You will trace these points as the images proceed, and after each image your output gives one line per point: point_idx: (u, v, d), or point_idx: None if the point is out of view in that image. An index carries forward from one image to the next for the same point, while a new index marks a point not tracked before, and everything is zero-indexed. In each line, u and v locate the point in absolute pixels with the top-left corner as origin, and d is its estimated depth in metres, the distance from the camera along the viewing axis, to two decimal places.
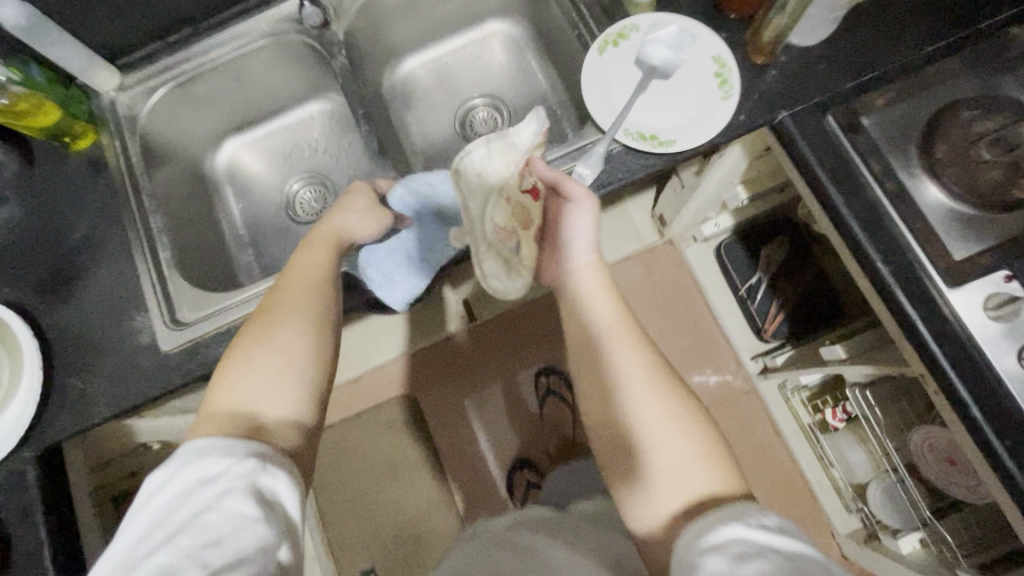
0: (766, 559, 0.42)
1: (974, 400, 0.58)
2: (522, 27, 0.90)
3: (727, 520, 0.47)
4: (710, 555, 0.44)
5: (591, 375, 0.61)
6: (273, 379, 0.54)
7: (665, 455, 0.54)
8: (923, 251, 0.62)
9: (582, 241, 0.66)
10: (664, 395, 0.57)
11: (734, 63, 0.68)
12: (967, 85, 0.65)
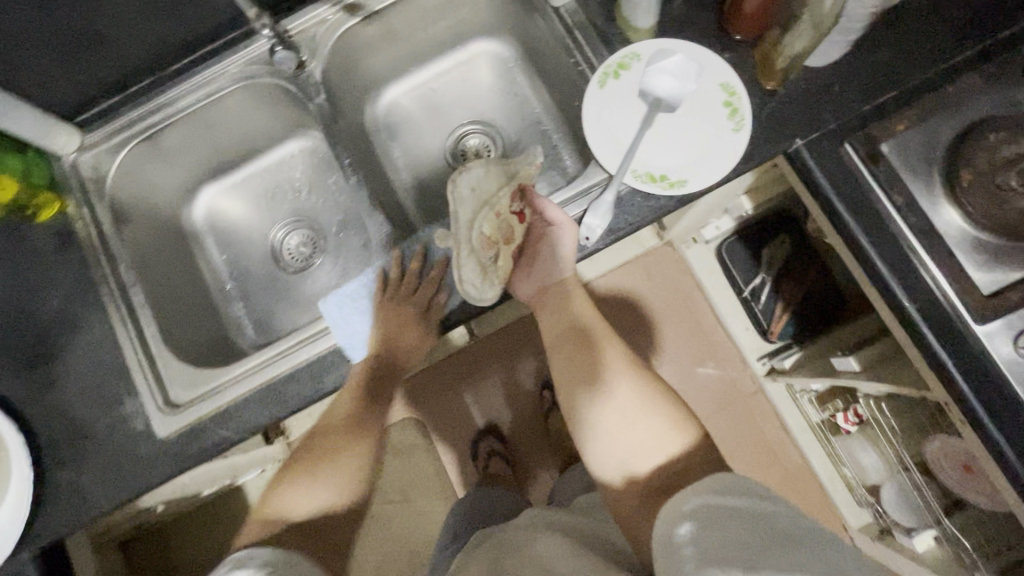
0: (738, 526, 0.44)
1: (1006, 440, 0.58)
2: (509, 46, 0.83)
3: (698, 486, 0.48)
4: (681, 524, 0.45)
5: (567, 360, 0.63)
6: (316, 498, 0.62)
7: (639, 436, 0.57)
8: (950, 286, 0.60)
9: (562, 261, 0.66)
10: (642, 380, 0.60)
11: (744, 91, 0.65)
12: (990, 105, 0.62)
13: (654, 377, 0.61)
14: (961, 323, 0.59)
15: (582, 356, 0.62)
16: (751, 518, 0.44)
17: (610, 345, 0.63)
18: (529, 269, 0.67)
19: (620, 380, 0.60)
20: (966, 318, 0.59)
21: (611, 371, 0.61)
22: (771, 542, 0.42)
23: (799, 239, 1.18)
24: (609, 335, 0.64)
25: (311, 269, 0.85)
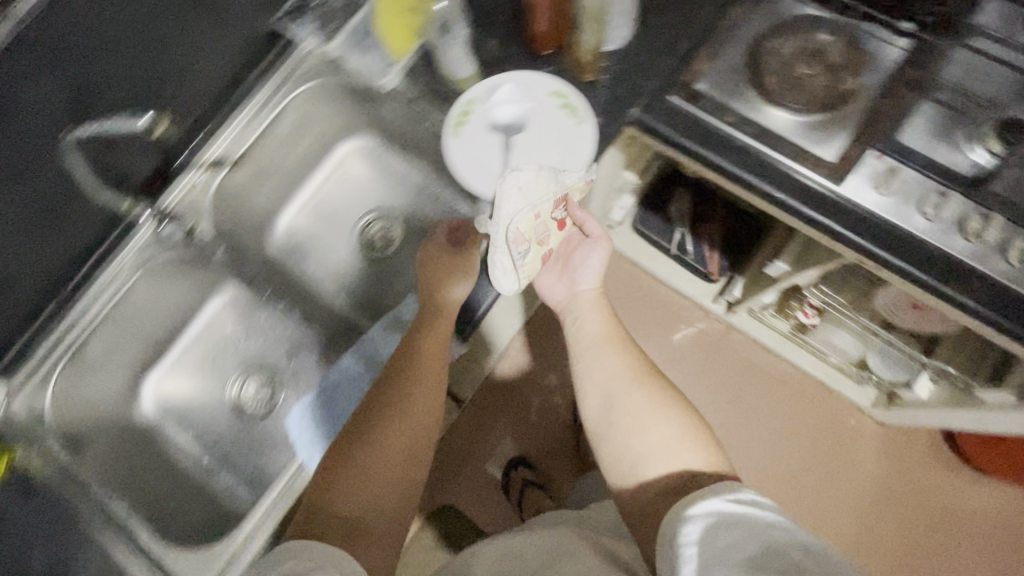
0: (739, 531, 0.55)
1: (915, 265, 0.65)
2: (369, 136, 0.90)
3: (708, 495, 0.60)
4: (691, 524, 0.58)
5: (581, 368, 0.79)
6: (377, 481, 0.63)
7: (649, 439, 0.70)
8: (805, 167, 0.69)
9: (586, 273, 0.84)
10: (649, 388, 0.74)
11: (572, 90, 0.73)
12: (760, 21, 0.73)
13: (660, 384, 0.75)
14: (828, 192, 0.68)
15: (600, 374, 0.77)
16: (753, 526, 0.55)
17: (617, 360, 0.77)
18: (563, 278, 0.85)
19: (630, 385, 0.74)
20: (828, 185, 0.68)
21: (620, 382, 0.75)
22: (767, 547, 0.53)
23: (694, 186, 1.27)
24: (617, 351, 0.79)
25: (278, 406, 0.87)
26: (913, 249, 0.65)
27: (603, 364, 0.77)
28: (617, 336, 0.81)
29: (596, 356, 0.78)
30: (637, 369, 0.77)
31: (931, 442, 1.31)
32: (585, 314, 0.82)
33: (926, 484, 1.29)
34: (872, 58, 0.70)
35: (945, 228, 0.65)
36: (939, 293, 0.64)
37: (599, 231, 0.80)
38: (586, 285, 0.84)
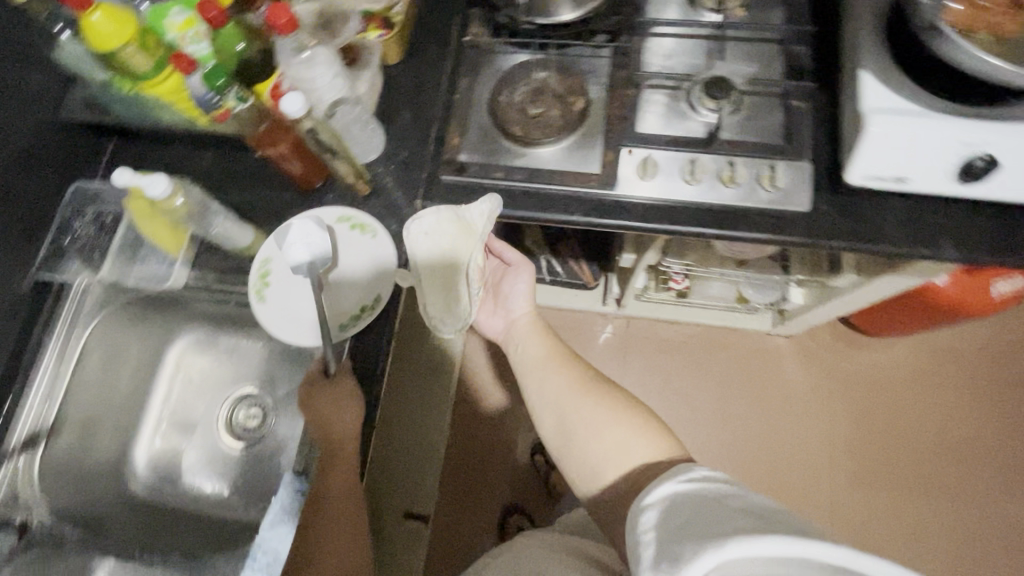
0: (693, 508, 0.53)
1: (703, 225, 0.72)
2: (192, 329, 0.84)
3: (663, 480, 0.58)
4: (649, 510, 0.55)
5: (530, 389, 0.80)
6: None
7: (607, 442, 0.70)
8: (580, 184, 0.74)
9: (517, 299, 0.85)
10: (595, 397, 0.74)
11: (354, 209, 0.74)
12: (486, 83, 0.80)
13: (606, 389, 0.75)
14: (607, 198, 0.73)
15: (547, 397, 0.77)
16: (705, 502, 0.53)
17: (559, 375, 0.78)
18: (496, 309, 0.87)
19: (576, 397, 0.75)
20: (606, 192, 0.73)
21: (565, 398, 0.75)
22: (723, 514, 0.51)
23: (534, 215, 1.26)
24: (559, 366, 0.79)
25: None
26: (692, 214, 0.72)
27: (549, 380, 0.78)
28: (556, 352, 0.81)
29: (541, 380, 0.79)
30: (583, 378, 0.77)
31: (834, 332, 1.42)
32: (522, 338, 0.84)
33: (848, 371, 1.39)
34: (585, 75, 0.78)
35: (708, 186, 0.72)
36: (733, 238, 0.71)
37: (519, 260, 0.84)
38: (521, 310, 0.85)
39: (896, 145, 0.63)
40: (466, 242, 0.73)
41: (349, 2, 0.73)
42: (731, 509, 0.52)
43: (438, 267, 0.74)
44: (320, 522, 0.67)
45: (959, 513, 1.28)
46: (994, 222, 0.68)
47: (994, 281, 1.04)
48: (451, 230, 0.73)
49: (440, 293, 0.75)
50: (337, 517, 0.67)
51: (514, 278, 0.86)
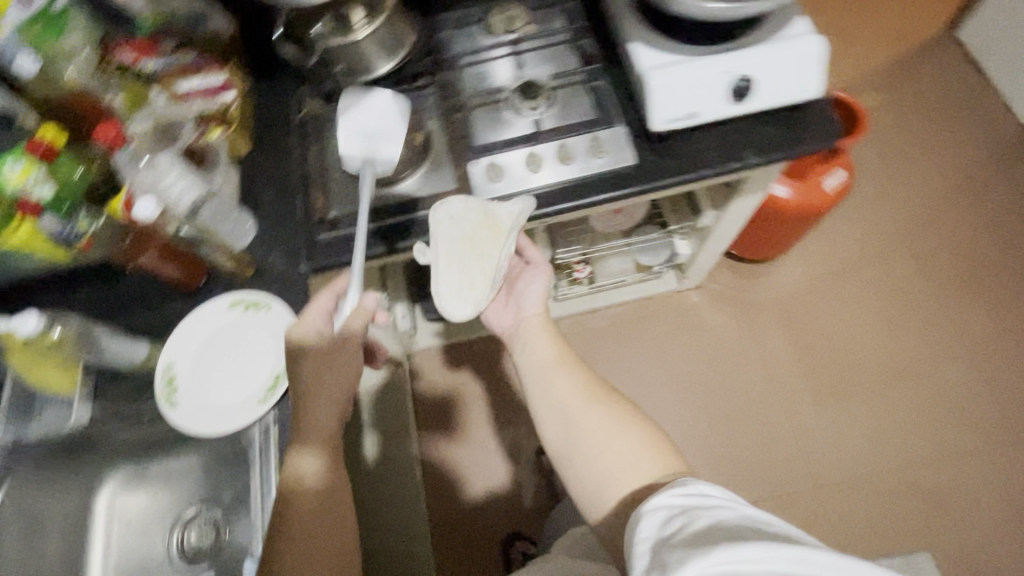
0: (688, 520, 0.54)
1: (556, 202, 0.81)
2: (116, 469, 0.82)
3: (660, 493, 0.59)
4: (645, 520, 0.57)
5: (536, 393, 0.81)
6: None
7: (614, 451, 0.72)
8: (444, 205, 0.82)
9: (531, 298, 0.89)
10: (602, 408, 0.76)
11: (241, 291, 0.76)
12: (336, 145, 0.87)
13: (612, 399, 0.77)
14: None
15: (557, 406, 0.78)
16: (697, 516, 0.54)
17: (569, 382, 0.80)
18: (508, 306, 0.91)
19: (583, 405, 0.77)
20: None
21: (574, 405, 0.77)
22: (715, 526, 0.51)
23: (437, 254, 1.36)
24: (571, 372, 0.81)
25: None
26: (546, 198, 0.82)
27: (557, 385, 0.80)
28: (567, 359, 0.83)
29: (551, 380, 0.80)
30: (589, 388, 0.79)
31: (731, 271, 1.58)
32: (533, 341, 0.85)
33: (752, 301, 1.56)
34: (417, 110, 0.86)
35: (550, 172, 0.82)
36: (584, 205, 0.81)
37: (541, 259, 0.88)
38: (533, 311, 0.88)
39: (683, 95, 0.78)
40: (488, 234, 0.75)
41: (181, 112, 0.78)
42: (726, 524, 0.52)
43: (460, 248, 0.75)
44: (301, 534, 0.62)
45: (879, 394, 1.47)
46: (778, 126, 0.82)
47: (823, 177, 1.22)
48: (480, 223, 0.76)
49: (455, 276, 0.74)
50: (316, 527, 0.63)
51: (531, 278, 0.90)
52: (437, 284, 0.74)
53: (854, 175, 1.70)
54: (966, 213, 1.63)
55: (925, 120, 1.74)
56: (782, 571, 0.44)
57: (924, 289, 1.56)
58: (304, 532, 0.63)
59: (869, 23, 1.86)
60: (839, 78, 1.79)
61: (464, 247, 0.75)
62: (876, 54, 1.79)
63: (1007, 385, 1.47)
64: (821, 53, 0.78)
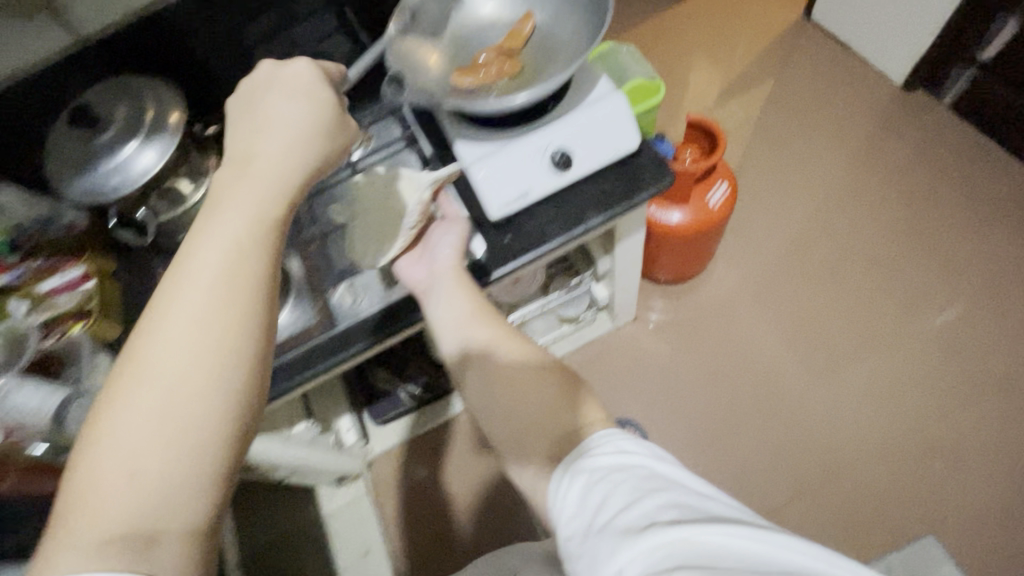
0: (611, 485, 0.51)
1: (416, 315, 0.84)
2: None
3: (583, 450, 0.55)
4: (570, 488, 0.53)
5: (449, 344, 0.73)
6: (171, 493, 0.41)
7: (525, 412, 0.62)
8: (310, 337, 0.83)
9: (443, 250, 0.79)
10: (512, 352, 0.68)
11: None
12: None
13: (527, 343, 0.69)
14: (334, 334, 0.83)
15: (471, 356, 0.69)
16: (621, 480, 0.51)
17: (482, 331, 0.71)
18: (421, 257, 0.80)
19: (496, 350, 0.68)
20: (330, 330, 0.83)
21: (488, 354, 0.68)
22: (642, 496, 0.49)
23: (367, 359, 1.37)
24: (486, 322, 0.72)
25: None
26: (408, 306, 0.83)
27: (473, 336, 0.71)
28: (480, 307, 0.74)
29: (467, 326, 0.72)
30: (506, 335, 0.70)
31: (662, 296, 1.60)
32: (444, 291, 0.76)
33: (690, 321, 1.57)
34: None
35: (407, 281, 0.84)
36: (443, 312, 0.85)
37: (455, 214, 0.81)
38: (446, 259, 0.78)
39: (512, 183, 0.80)
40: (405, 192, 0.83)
41: (30, 319, 0.82)
42: (653, 487, 0.49)
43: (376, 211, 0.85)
44: (181, 332, 0.45)
45: (838, 381, 1.46)
46: (613, 181, 0.84)
47: (708, 195, 1.24)
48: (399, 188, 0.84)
49: (365, 230, 0.85)
50: (196, 331, 0.45)
51: (445, 231, 0.81)
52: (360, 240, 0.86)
53: (754, 175, 1.75)
54: (869, 183, 1.68)
55: (806, 108, 1.82)
56: (716, 546, 0.43)
57: (850, 266, 1.58)
58: (182, 332, 0.45)
59: (729, 37, 1.99)
60: (716, 92, 1.90)
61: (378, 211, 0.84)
62: (735, 66, 1.93)
63: (959, 338, 1.46)
64: (624, 108, 0.81)
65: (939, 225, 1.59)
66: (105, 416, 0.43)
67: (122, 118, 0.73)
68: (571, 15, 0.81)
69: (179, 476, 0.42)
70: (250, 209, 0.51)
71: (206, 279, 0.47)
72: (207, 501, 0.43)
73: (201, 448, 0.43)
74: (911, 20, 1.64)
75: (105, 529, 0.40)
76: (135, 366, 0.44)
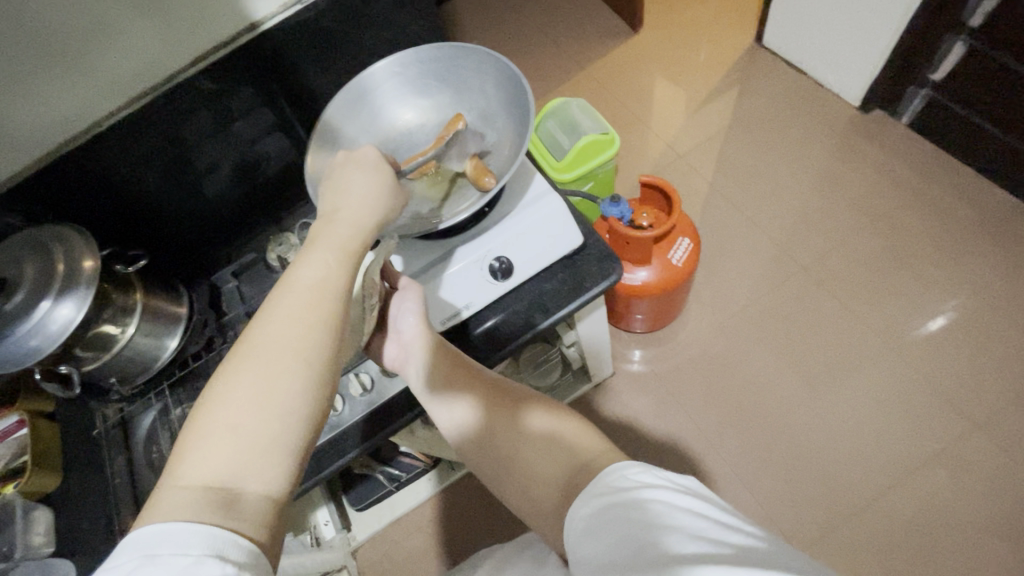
0: (624, 520, 0.50)
1: (366, 439, 0.80)
2: None
3: (595, 487, 0.55)
4: (583, 529, 0.53)
5: (437, 416, 0.70)
6: (255, 456, 0.46)
7: (529, 459, 0.63)
8: None
9: (402, 322, 0.72)
10: (504, 410, 0.67)
11: None
12: (134, 442, 0.83)
13: (513, 400, 0.68)
14: None
15: (465, 425, 0.68)
16: (634, 514, 0.50)
17: (469, 402, 0.68)
18: (389, 335, 0.74)
19: (489, 414, 0.67)
20: None
21: (482, 423, 0.67)
22: (656, 531, 0.48)
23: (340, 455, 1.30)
24: (470, 387, 0.69)
25: None
26: (360, 433, 0.81)
27: (460, 407, 0.68)
28: (458, 370, 0.71)
29: (440, 392, 0.69)
30: (490, 395, 0.69)
31: (639, 346, 1.57)
32: (416, 363, 0.71)
33: (670, 368, 1.54)
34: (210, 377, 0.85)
35: (353, 410, 0.81)
36: (397, 428, 0.81)
37: (406, 281, 0.73)
38: (406, 333, 0.72)
39: (460, 293, 0.77)
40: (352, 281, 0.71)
41: None
42: (669, 521, 0.49)
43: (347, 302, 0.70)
44: (285, 323, 0.51)
45: (822, 422, 1.43)
46: (559, 278, 0.81)
47: (669, 253, 1.21)
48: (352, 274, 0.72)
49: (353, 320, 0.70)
50: (296, 320, 0.51)
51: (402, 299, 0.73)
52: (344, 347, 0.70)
53: (722, 208, 1.72)
54: (836, 208, 1.66)
55: (767, 134, 1.81)
56: None
57: (826, 298, 1.56)
58: (290, 308, 0.52)
59: (684, 67, 1.99)
60: (675, 125, 1.89)
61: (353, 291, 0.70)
62: (691, 101, 1.92)
63: (939, 361, 1.45)
64: (559, 209, 0.79)
65: (909, 248, 1.58)
66: (219, 378, 0.49)
67: (33, 276, 0.69)
68: (499, 116, 0.77)
69: (266, 443, 0.47)
70: (328, 239, 0.57)
71: (304, 281, 0.54)
72: (285, 473, 0.47)
73: (286, 421, 0.48)
74: (859, 47, 1.64)
75: (203, 478, 0.44)
76: (244, 344, 0.50)
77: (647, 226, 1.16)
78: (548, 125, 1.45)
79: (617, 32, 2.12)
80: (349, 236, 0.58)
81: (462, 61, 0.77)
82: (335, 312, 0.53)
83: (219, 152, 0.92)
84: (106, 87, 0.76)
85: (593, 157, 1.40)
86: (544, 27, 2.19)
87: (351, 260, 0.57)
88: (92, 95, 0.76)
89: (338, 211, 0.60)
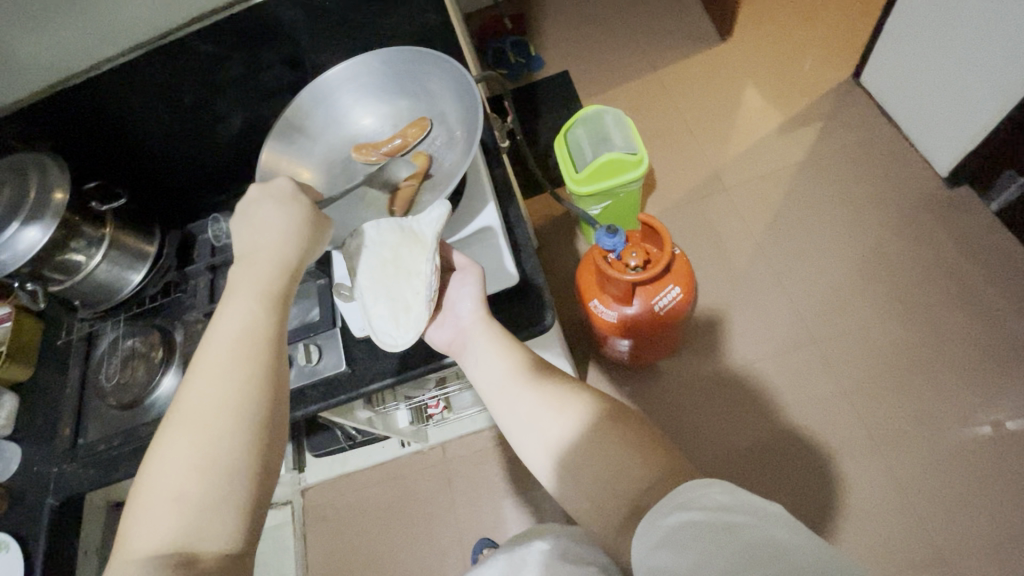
0: (703, 542, 0.43)
1: None
2: None
3: (676, 504, 0.48)
4: (658, 545, 0.46)
5: (496, 408, 0.71)
6: (211, 519, 0.48)
7: (588, 469, 0.61)
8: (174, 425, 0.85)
9: (461, 304, 0.75)
10: (565, 404, 0.66)
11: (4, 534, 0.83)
12: (90, 357, 0.91)
13: (577, 395, 0.67)
14: None
15: (523, 423, 0.68)
16: (716, 536, 0.43)
17: (532, 397, 0.68)
18: (444, 320, 0.76)
19: (549, 409, 0.66)
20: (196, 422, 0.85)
21: (545, 420, 0.66)
22: (743, 560, 0.40)
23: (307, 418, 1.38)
24: (531, 381, 0.69)
25: None
26: None
27: (522, 402, 0.68)
28: (520, 362, 0.71)
29: (502, 381, 0.70)
30: (551, 386, 0.68)
31: (619, 376, 1.50)
32: (478, 350, 0.73)
33: (643, 407, 1.46)
34: (171, 317, 0.91)
35: None
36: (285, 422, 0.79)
37: (466, 261, 0.76)
38: (467, 317, 0.74)
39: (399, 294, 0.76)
40: (412, 252, 0.69)
41: None
42: (761, 553, 0.40)
43: (391, 275, 0.69)
44: (215, 378, 0.53)
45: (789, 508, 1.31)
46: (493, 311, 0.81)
47: (655, 298, 1.14)
48: (399, 244, 0.69)
49: (407, 291, 0.69)
50: (226, 375, 0.53)
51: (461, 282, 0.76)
52: (376, 320, 0.69)
53: (751, 256, 1.59)
54: (880, 284, 1.49)
55: (829, 186, 1.63)
56: None
57: (836, 379, 1.41)
58: (220, 363, 0.54)
59: (761, 92, 1.81)
60: (731, 152, 1.74)
61: (397, 264, 0.69)
62: (756, 129, 1.75)
63: (947, 481, 1.27)
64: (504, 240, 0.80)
65: (950, 347, 1.39)
66: (157, 445, 0.51)
67: (8, 198, 0.76)
68: (457, 133, 0.75)
69: (218, 500, 0.49)
70: (248, 288, 0.58)
71: (230, 333, 0.56)
72: (236, 524, 0.49)
73: (229, 473, 0.50)
74: (960, 110, 1.42)
75: (154, 547, 0.47)
76: (174, 413, 0.52)
77: (634, 267, 1.09)
78: (577, 132, 1.40)
79: (699, 38, 1.94)
80: (273, 275, 0.59)
81: (433, 66, 0.78)
82: (263, 362, 0.55)
83: (230, 107, 0.94)
84: (108, 29, 0.81)
85: (614, 176, 1.32)
86: (622, 19, 2.05)
87: (274, 302, 0.58)
88: (93, 37, 0.81)
89: (261, 253, 0.60)
